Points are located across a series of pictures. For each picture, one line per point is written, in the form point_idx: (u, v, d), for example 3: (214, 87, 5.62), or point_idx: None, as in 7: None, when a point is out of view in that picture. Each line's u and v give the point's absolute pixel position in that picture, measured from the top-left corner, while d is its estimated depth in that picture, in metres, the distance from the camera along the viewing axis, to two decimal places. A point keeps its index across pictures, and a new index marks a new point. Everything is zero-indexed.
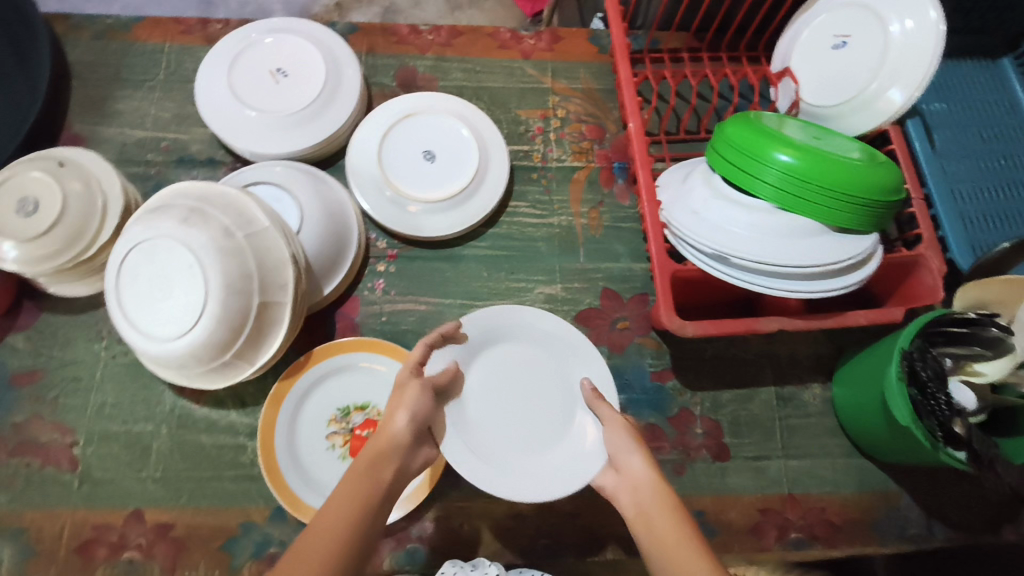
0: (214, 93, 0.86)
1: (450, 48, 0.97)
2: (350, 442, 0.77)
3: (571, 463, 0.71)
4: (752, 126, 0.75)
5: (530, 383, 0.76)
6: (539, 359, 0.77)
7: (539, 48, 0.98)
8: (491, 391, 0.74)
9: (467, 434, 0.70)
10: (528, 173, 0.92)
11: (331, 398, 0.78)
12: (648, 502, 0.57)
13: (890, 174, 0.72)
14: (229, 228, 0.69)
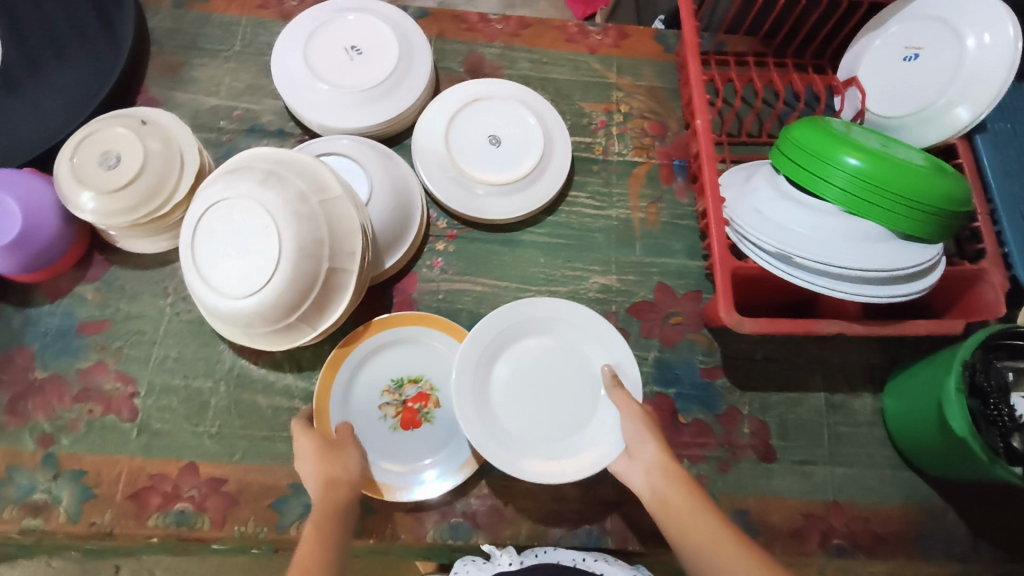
0: (290, 66, 0.88)
1: (518, 38, 0.99)
2: (402, 413, 0.79)
3: (587, 450, 0.74)
4: (820, 129, 0.75)
5: (554, 373, 0.78)
6: (561, 348, 0.80)
7: (605, 44, 1.00)
8: (515, 384, 0.78)
9: (494, 430, 0.74)
10: (589, 165, 0.93)
11: (386, 369, 0.80)
12: (677, 500, 0.62)
13: (958, 185, 0.72)
14: (305, 194, 0.70)
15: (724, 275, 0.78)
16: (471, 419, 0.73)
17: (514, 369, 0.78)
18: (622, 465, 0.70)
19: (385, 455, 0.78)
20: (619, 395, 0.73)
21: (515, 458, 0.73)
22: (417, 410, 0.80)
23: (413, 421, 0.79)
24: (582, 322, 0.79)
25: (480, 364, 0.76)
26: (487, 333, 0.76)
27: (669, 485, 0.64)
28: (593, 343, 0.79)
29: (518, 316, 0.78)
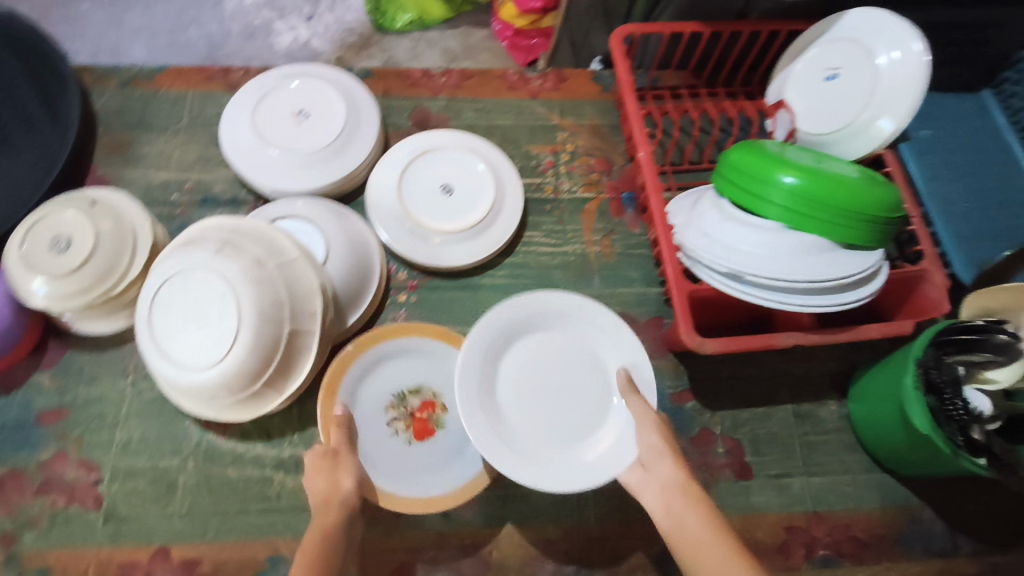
0: (238, 134, 0.90)
1: (461, 90, 1.03)
2: (413, 425, 0.81)
3: (601, 457, 0.75)
4: (756, 151, 0.79)
5: (564, 375, 0.80)
6: (570, 348, 0.81)
7: (546, 88, 1.04)
8: (521, 384, 0.79)
9: (499, 431, 0.75)
10: (541, 205, 0.95)
11: (387, 383, 0.82)
12: (684, 512, 0.60)
13: (889, 192, 0.76)
14: (261, 258, 0.70)
15: (681, 298, 0.81)
16: (477, 422, 0.73)
17: (520, 370, 0.79)
18: (635, 477, 0.70)
19: (395, 469, 0.78)
20: (636, 402, 0.73)
21: (519, 459, 0.73)
22: (426, 418, 0.82)
23: (425, 431, 0.81)
24: (596, 321, 0.80)
25: (487, 363, 0.77)
26: (494, 330, 0.78)
27: (675, 500, 0.62)
28: (606, 344, 0.81)
29: (527, 313, 0.79)
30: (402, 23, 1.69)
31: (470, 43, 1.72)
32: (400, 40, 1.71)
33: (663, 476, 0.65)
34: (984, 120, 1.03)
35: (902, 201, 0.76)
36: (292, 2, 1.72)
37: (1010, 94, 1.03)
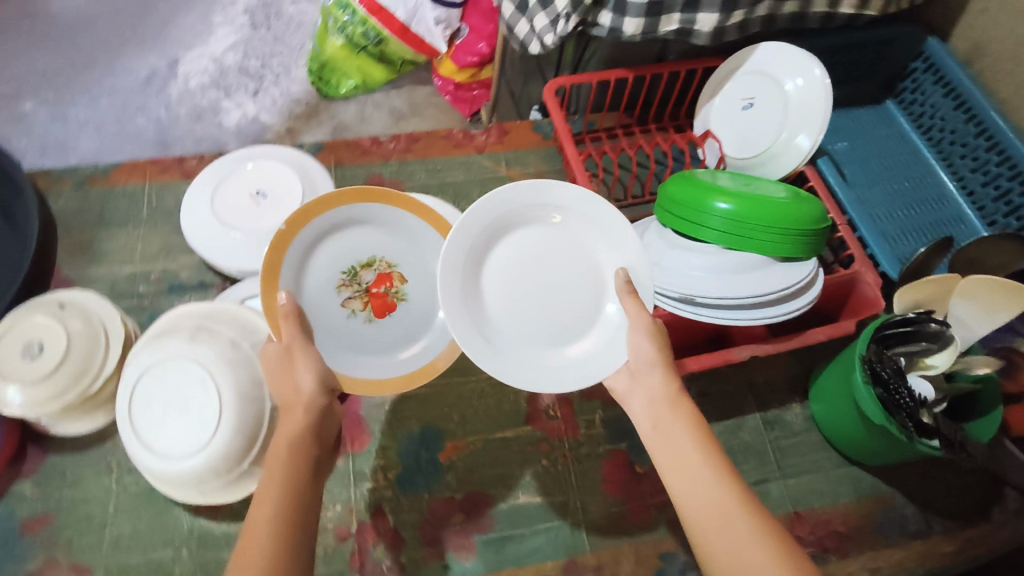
0: (198, 220, 0.93)
1: (411, 153, 1.08)
2: (370, 302, 0.83)
3: (587, 361, 0.79)
4: (690, 182, 0.86)
5: (556, 270, 0.81)
6: (560, 239, 0.82)
7: (490, 142, 1.10)
8: (510, 275, 0.80)
9: (482, 325, 0.78)
10: None
11: (349, 250, 0.82)
12: (671, 425, 0.67)
13: (812, 208, 0.83)
14: (236, 339, 0.73)
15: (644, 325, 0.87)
16: (461, 321, 0.76)
17: (509, 261, 0.80)
18: (621, 384, 0.76)
19: (357, 347, 0.81)
20: (631, 304, 0.75)
21: (504, 357, 0.77)
22: (381, 293, 0.83)
23: (383, 307, 0.84)
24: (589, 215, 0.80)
25: (471, 258, 0.78)
26: (478, 222, 0.77)
27: (661, 414, 0.69)
28: (600, 238, 0.81)
29: (515, 206, 0.78)
30: (347, 89, 1.75)
31: (415, 100, 1.82)
32: (347, 104, 1.79)
33: (652, 386, 0.71)
34: (891, 124, 1.20)
35: (825, 214, 0.83)
36: (237, 80, 1.78)
37: (909, 102, 1.19)
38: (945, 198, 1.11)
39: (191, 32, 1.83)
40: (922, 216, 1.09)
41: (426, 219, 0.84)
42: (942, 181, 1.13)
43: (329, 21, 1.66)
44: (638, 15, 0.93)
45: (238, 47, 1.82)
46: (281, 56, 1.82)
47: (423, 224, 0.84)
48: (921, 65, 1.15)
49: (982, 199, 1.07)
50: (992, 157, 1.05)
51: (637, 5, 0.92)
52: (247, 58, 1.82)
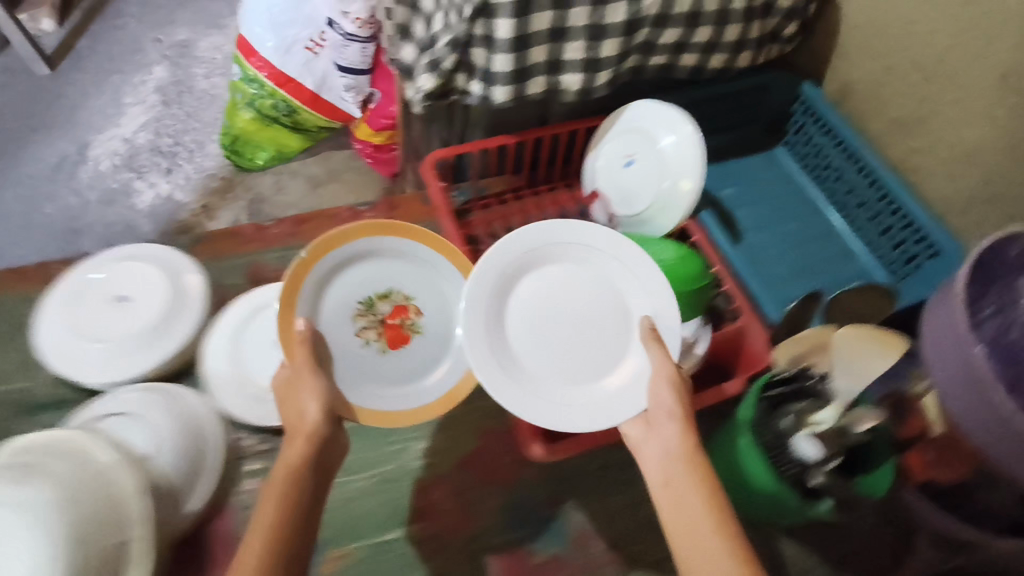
0: (55, 333, 0.87)
1: (296, 236, 1.04)
2: (385, 333, 0.91)
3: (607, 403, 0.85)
4: None
5: (581, 309, 0.89)
6: (588, 279, 0.90)
7: (378, 218, 1.07)
8: (535, 310, 0.88)
9: (503, 355, 0.85)
10: None
11: (354, 283, 0.90)
12: (683, 486, 0.71)
13: (692, 265, 0.90)
14: (68, 475, 0.69)
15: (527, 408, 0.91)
16: (478, 347, 0.83)
17: (535, 297, 0.89)
18: (637, 429, 0.81)
19: (374, 377, 0.89)
20: (655, 349, 0.81)
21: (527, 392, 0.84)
22: (396, 324, 0.91)
23: (396, 336, 0.91)
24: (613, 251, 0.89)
25: (494, 290, 0.86)
26: (507, 256, 0.86)
27: (674, 469, 0.72)
28: (628, 282, 0.89)
29: (541, 244, 0.88)
30: (263, 159, 1.74)
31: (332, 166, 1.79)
32: (264, 175, 1.76)
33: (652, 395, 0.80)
34: (776, 165, 1.22)
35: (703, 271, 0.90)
36: (148, 159, 1.78)
37: (793, 144, 1.22)
38: (835, 234, 1.14)
39: (101, 113, 1.84)
40: (810, 255, 1.10)
41: (433, 248, 0.93)
42: (830, 217, 1.15)
43: (237, 96, 1.64)
44: (507, 83, 0.92)
45: (148, 126, 1.84)
46: (193, 132, 1.83)
47: (438, 255, 0.94)
48: (799, 108, 1.18)
49: (868, 233, 1.10)
50: (873, 194, 1.07)
51: (502, 74, 0.91)
52: (158, 136, 1.82)
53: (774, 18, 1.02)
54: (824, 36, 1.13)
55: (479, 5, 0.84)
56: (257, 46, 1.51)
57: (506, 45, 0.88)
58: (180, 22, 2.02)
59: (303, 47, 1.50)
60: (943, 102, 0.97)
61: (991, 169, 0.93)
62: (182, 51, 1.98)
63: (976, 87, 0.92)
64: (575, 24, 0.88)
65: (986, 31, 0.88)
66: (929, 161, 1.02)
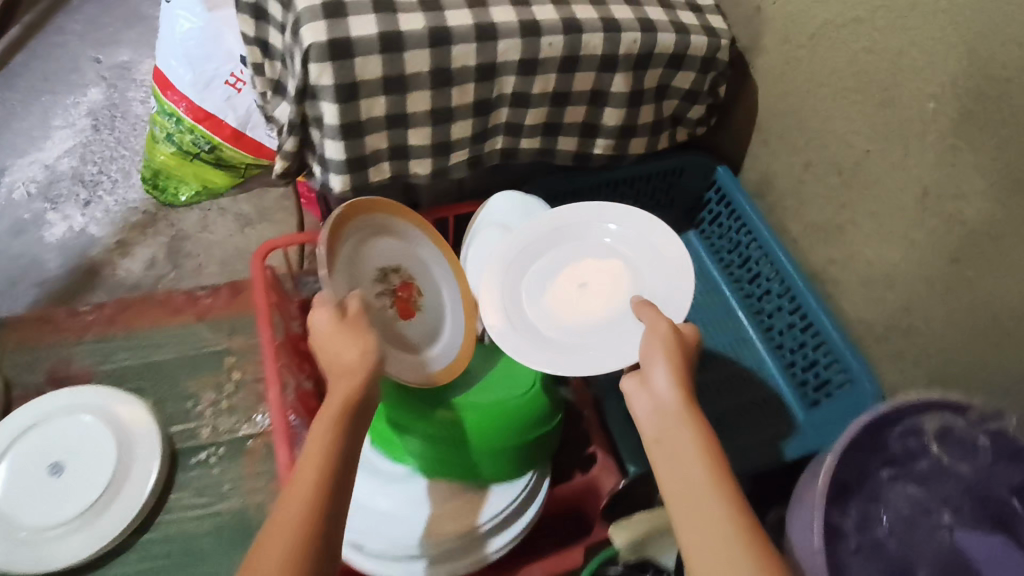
0: None
1: (115, 324, 0.91)
2: (397, 304, 0.74)
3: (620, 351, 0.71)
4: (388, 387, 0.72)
5: (599, 279, 0.78)
6: (609, 251, 0.80)
7: (215, 306, 0.94)
8: (552, 288, 0.79)
9: (531, 333, 0.75)
10: (194, 455, 0.83)
11: (376, 252, 0.75)
12: (677, 438, 0.56)
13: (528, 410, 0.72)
14: None
15: None
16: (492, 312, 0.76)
17: (555, 276, 0.80)
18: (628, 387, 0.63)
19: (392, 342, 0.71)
20: (647, 312, 0.67)
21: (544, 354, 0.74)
22: (408, 298, 0.76)
23: (407, 311, 0.75)
24: (618, 217, 0.81)
25: (508, 279, 0.79)
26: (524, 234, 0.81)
27: (674, 428, 0.57)
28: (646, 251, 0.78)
29: (547, 228, 0.81)
30: (186, 197, 1.42)
31: (263, 203, 1.48)
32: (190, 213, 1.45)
33: (657, 391, 0.60)
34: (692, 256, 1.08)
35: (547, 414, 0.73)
36: (67, 189, 1.47)
37: (708, 234, 1.08)
38: (746, 345, 0.98)
39: (26, 135, 1.55)
40: (718, 366, 0.95)
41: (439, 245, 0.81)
42: (744, 324, 1.00)
43: (154, 128, 1.32)
44: (341, 171, 0.78)
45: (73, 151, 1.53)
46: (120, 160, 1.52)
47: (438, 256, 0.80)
48: (714, 195, 1.04)
49: (783, 346, 0.95)
50: (785, 304, 0.94)
51: (336, 162, 0.77)
52: (84, 164, 1.51)
53: (672, 99, 0.89)
54: (742, 119, 0.99)
55: (299, 87, 0.71)
56: (173, 79, 1.22)
57: (334, 133, 0.74)
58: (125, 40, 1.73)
59: (224, 82, 1.20)
60: (858, 213, 0.82)
61: (908, 295, 0.77)
62: (124, 74, 1.66)
63: (895, 203, 0.77)
64: (415, 110, 0.75)
65: (902, 138, 0.74)
66: (846, 274, 0.86)
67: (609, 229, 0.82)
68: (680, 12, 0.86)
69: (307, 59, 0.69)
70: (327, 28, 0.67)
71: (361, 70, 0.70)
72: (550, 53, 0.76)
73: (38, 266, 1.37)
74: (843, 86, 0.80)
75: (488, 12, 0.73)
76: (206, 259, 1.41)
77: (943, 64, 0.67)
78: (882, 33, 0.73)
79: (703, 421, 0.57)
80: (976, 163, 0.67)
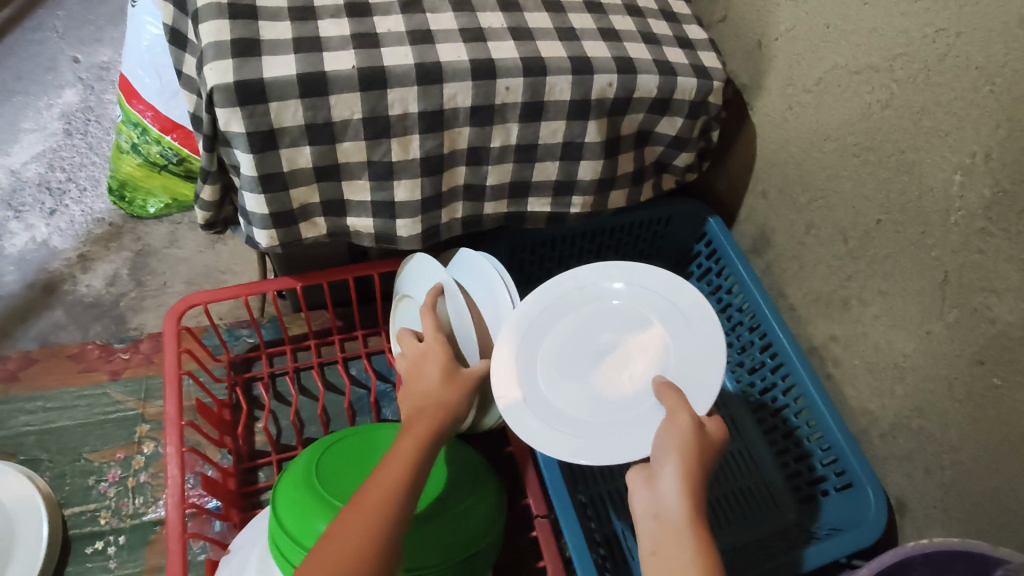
0: None
1: (16, 381, 0.84)
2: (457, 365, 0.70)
3: (634, 437, 0.58)
4: (313, 485, 0.59)
5: (623, 351, 0.65)
6: (637, 314, 0.66)
7: (133, 363, 0.86)
8: (570, 359, 0.65)
9: (541, 409, 0.62)
10: (91, 542, 0.74)
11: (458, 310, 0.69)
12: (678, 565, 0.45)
13: (483, 504, 0.64)
14: None
15: None
16: (503, 375, 0.63)
17: (576, 340, 0.66)
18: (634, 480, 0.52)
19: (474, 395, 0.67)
20: (670, 398, 0.55)
21: (549, 429, 0.60)
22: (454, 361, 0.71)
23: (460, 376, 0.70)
24: (640, 281, 0.67)
25: (523, 343, 0.65)
26: (545, 289, 0.67)
27: (671, 548, 0.46)
28: (678, 321, 0.63)
29: (563, 289, 0.68)
30: (157, 208, 1.18)
31: None
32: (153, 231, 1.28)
33: (669, 498, 0.48)
34: None
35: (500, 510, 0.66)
36: (31, 198, 1.21)
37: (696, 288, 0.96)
38: (733, 422, 0.86)
39: None
40: None
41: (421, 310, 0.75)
42: (731, 397, 0.88)
43: (118, 137, 1.09)
44: (266, 225, 0.67)
45: (44, 155, 1.26)
46: (93, 167, 1.26)
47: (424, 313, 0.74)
48: (704, 249, 0.93)
49: (772, 428, 0.84)
50: (778, 382, 0.82)
51: (258, 216, 0.66)
52: (51, 170, 1.25)
53: (655, 146, 0.78)
54: (739, 166, 0.88)
55: (209, 133, 0.61)
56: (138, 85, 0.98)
57: (252, 184, 0.63)
58: (99, 15, 1.47)
59: None
60: (866, 289, 0.71)
61: (920, 393, 0.66)
62: (104, 74, 1.38)
63: (910, 286, 0.65)
64: (348, 160, 0.65)
65: (921, 214, 0.63)
66: (849, 356, 0.75)
67: (632, 291, 0.67)
68: (668, 49, 0.74)
69: (214, 103, 0.59)
70: (234, 69, 0.57)
71: (276, 117, 0.60)
72: (507, 99, 0.66)
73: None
74: (853, 142, 0.68)
75: (434, 51, 0.63)
76: (171, 278, 1.14)
77: (973, 130, 0.56)
78: (900, 86, 0.62)
79: (708, 549, 0.46)
80: (1010, 254, 0.55)
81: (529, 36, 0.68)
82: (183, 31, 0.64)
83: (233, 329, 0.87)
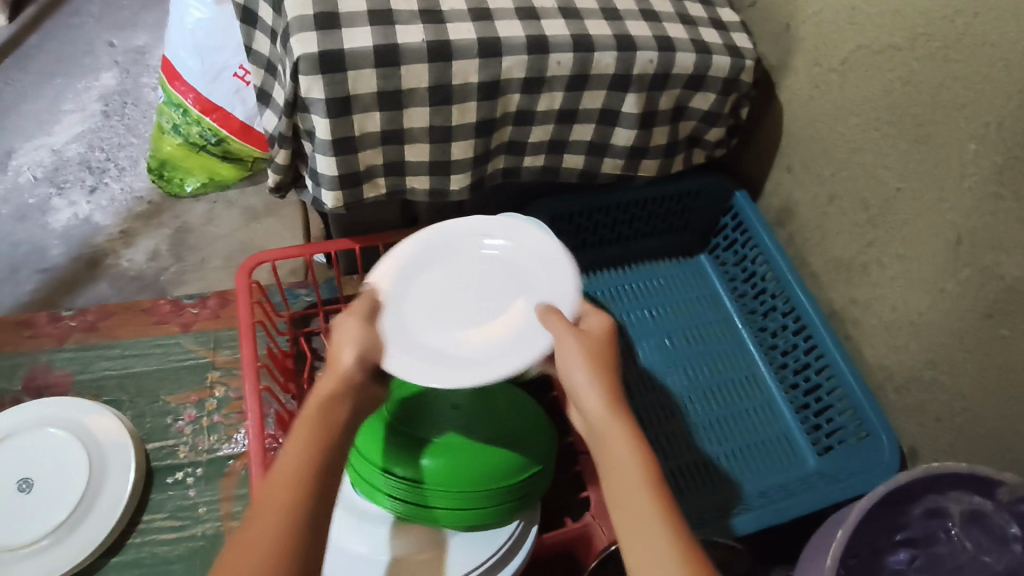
0: None
1: (94, 331, 0.92)
2: None
3: (513, 361, 0.60)
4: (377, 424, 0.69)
5: (493, 291, 0.66)
6: (508, 260, 0.68)
7: (203, 317, 0.94)
8: (443, 302, 0.65)
9: (415, 344, 0.61)
10: (172, 474, 0.82)
11: None
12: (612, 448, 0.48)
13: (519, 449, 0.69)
14: None
15: None
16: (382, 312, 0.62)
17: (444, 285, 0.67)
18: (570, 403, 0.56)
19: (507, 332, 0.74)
20: (556, 321, 0.58)
21: (422, 359, 0.60)
22: None
23: None
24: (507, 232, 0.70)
25: (398, 287, 0.65)
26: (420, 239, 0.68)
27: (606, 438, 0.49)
28: (541, 265, 0.67)
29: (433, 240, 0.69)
30: (194, 188, 1.23)
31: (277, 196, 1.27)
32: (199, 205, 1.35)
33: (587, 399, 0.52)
34: (702, 283, 1.02)
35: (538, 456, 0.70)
36: (73, 175, 1.27)
37: (721, 256, 1.03)
38: (756, 380, 0.93)
39: (32, 120, 1.34)
40: (731, 404, 0.90)
41: None
42: (755, 357, 0.94)
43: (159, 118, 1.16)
44: (334, 187, 0.73)
45: (83, 136, 1.33)
46: (131, 148, 1.32)
47: None
48: (731, 221, 0.99)
49: (790, 386, 0.90)
50: (800, 343, 0.88)
51: (327, 177, 0.72)
52: (92, 149, 1.31)
53: (689, 121, 0.84)
54: (765, 143, 0.94)
55: (290, 100, 0.68)
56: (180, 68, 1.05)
57: (325, 148, 0.69)
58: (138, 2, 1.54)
59: (232, 75, 1.04)
60: (884, 253, 0.77)
61: (933, 348, 0.72)
62: (140, 58, 1.45)
63: (925, 247, 0.71)
64: (412, 125, 0.71)
65: (937, 180, 0.69)
66: (867, 316, 0.81)
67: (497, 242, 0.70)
68: (704, 30, 0.80)
69: (298, 71, 0.65)
70: (318, 39, 0.64)
71: (352, 84, 0.66)
72: (558, 72, 0.72)
73: (40, 255, 1.18)
74: (875, 117, 0.74)
75: (493, 27, 0.70)
76: (209, 254, 1.20)
77: (988, 103, 0.62)
78: (921, 64, 0.67)
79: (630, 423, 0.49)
80: (1018, 214, 0.61)
81: (577, 15, 0.74)
82: (253, 8, 0.71)
83: (293, 289, 0.95)
